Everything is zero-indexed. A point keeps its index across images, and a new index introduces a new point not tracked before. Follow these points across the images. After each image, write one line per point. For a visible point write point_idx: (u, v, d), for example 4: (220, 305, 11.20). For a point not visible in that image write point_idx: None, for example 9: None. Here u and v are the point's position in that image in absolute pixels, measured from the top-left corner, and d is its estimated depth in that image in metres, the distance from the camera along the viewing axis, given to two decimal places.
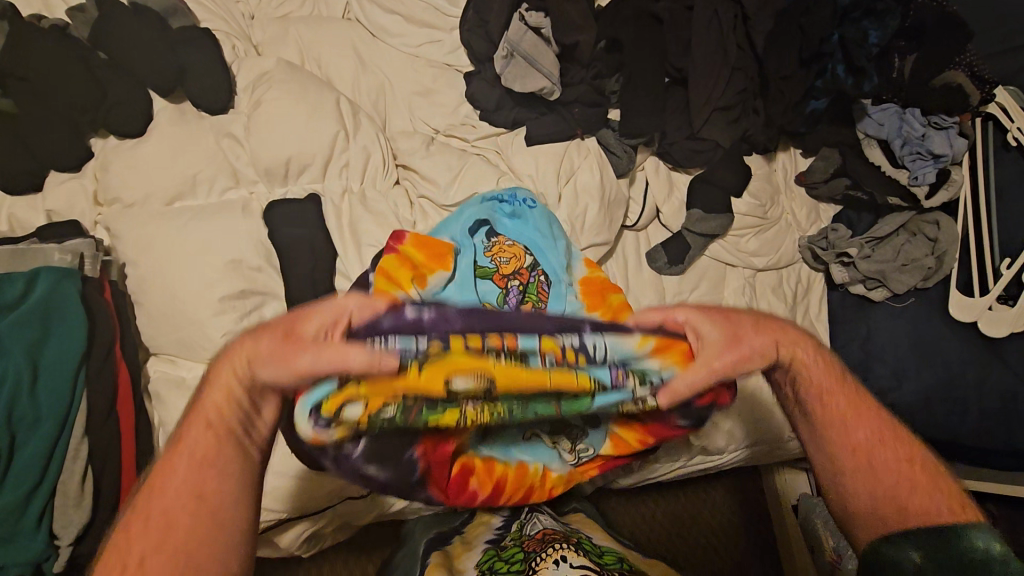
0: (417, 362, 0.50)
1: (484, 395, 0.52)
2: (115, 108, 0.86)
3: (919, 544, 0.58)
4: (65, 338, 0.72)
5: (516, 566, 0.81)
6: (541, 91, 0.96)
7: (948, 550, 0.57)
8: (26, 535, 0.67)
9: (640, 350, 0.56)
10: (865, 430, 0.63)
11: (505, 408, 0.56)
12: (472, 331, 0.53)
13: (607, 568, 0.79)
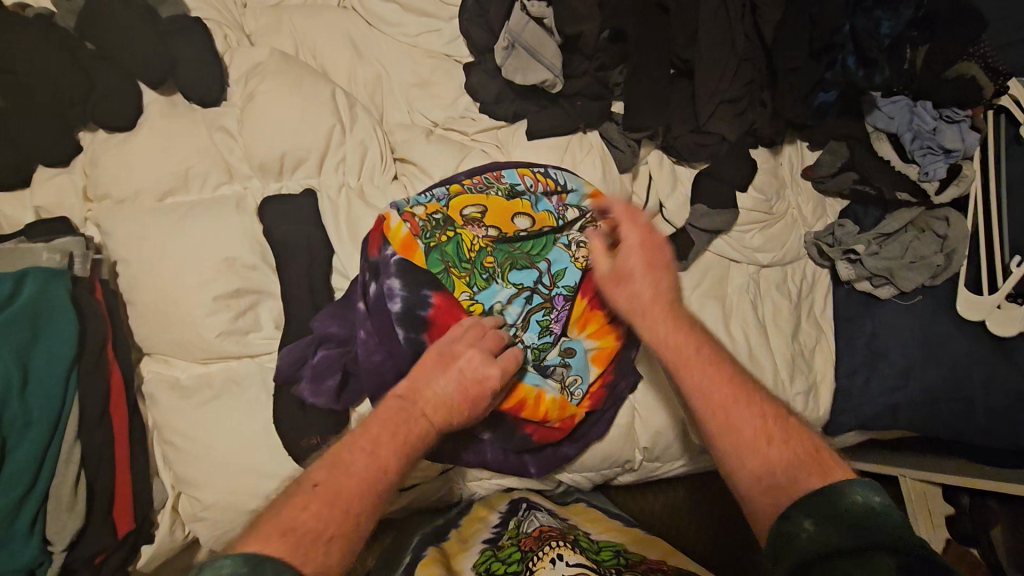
0: (442, 199, 0.85)
1: (483, 222, 0.86)
2: (104, 102, 0.83)
3: (811, 511, 0.52)
4: (55, 340, 0.70)
5: (514, 567, 0.81)
6: (543, 84, 0.93)
7: (835, 512, 0.51)
8: (19, 541, 0.65)
9: (586, 186, 0.89)
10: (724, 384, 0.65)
11: (506, 253, 0.86)
12: (470, 180, 0.87)
13: (603, 566, 0.80)
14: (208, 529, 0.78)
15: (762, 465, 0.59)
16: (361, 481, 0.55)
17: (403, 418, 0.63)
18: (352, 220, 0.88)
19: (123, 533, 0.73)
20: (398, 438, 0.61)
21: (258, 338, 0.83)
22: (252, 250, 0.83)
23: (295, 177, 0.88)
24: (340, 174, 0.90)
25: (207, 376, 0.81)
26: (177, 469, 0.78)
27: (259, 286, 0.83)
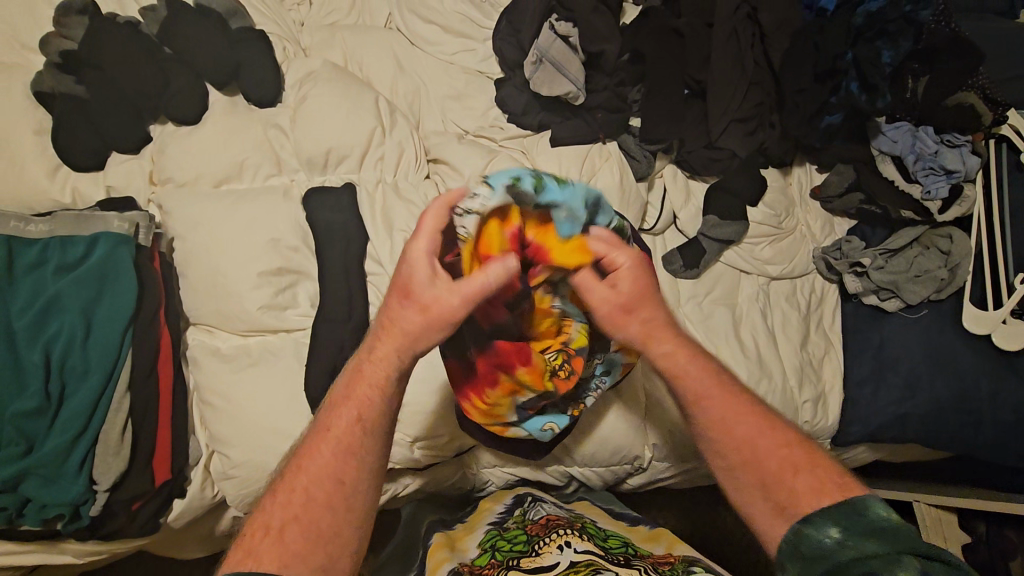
0: None
1: None
2: (176, 96, 0.93)
3: (838, 520, 0.58)
4: (116, 300, 0.77)
5: (518, 546, 0.79)
6: (567, 96, 1.02)
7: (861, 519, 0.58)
8: (69, 477, 0.72)
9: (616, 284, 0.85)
10: (728, 404, 0.68)
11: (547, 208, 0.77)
12: None
13: (610, 553, 0.76)
14: (237, 487, 0.83)
15: (765, 485, 0.64)
16: (331, 466, 0.59)
17: (359, 378, 0.62)
18: (386, 211, 0.95)
19: (159, 482, 0.78)
20: (353, 405, 0.61)
21: (295, 314, 0.88)
22: (295, 233, 0.90)
23: (338, 172, 0.97)
24: (378, 170, 0.98)
25: (245, 346, 0.87)
26: (212, 428, 0.83)
27: (298, 267, 0.90)
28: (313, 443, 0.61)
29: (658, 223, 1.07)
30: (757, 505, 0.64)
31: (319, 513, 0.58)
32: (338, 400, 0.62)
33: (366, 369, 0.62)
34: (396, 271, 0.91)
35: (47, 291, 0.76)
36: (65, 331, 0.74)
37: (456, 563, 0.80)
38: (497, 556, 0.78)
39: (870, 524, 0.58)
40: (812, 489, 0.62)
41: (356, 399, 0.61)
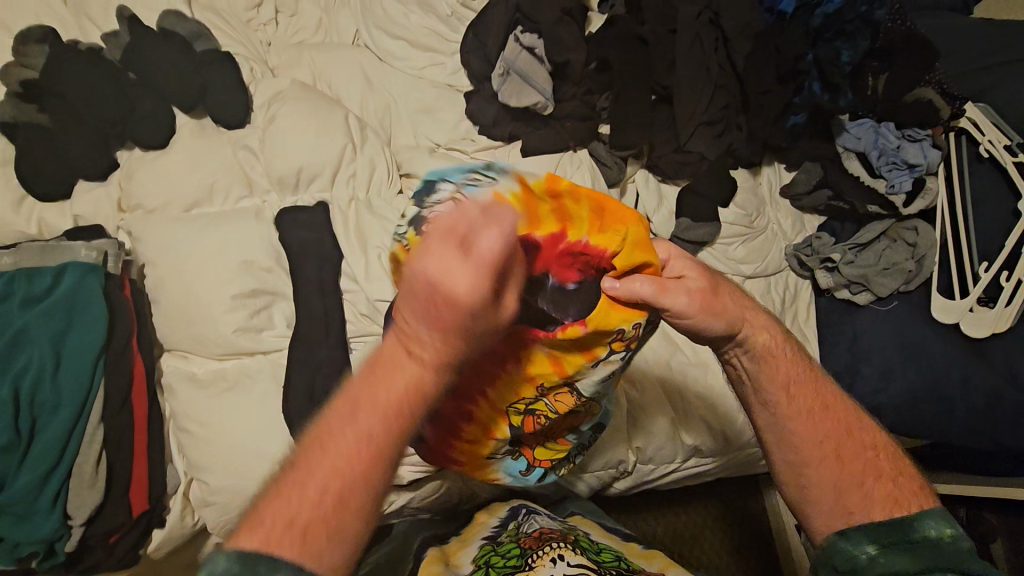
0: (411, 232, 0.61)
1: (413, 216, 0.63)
2: (143, 122, 0.93)
3: (875, 537, 0.60)
4: (85, 331, 0.76)
5: (512, 562, 0.78)
6: (537, 105, 1.03)
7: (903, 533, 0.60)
8: (43, 514, 0.70)
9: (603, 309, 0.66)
10: (809, 408, 0.65)
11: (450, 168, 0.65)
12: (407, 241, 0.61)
13: (604, 567, 0.76)
14: (217, 514, 0.81)
15: (828, 490, 0.63)
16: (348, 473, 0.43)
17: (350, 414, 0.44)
18: (361, 228, 0.96)
19: (136, 513, 0.77)
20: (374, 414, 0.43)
21: (270, 335, 0.88)
22: (268, 254, 0.90)
23: (310, 191, 0.97)
24: (350, 188, 0.98)
25: (221, 370, 0.86)
26: (190, 455, 0.82)
27: (272, 288, 0.89)
28: (310, 454, 0.43)
29: None
30: (819, 508, 0.63)
31: (350, 481, 0.43)
32: (347, 405, 0.44)
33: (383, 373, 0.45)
34: (372, 288, 0.91)
35: (15, 323, 0.74)
36: (34, 363, 0.73)
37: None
38: (491, 573, 0.77)
39: (915, 543, 0.59)
40: (884, 494, 0.62)
41: (361, 411, 0.43)
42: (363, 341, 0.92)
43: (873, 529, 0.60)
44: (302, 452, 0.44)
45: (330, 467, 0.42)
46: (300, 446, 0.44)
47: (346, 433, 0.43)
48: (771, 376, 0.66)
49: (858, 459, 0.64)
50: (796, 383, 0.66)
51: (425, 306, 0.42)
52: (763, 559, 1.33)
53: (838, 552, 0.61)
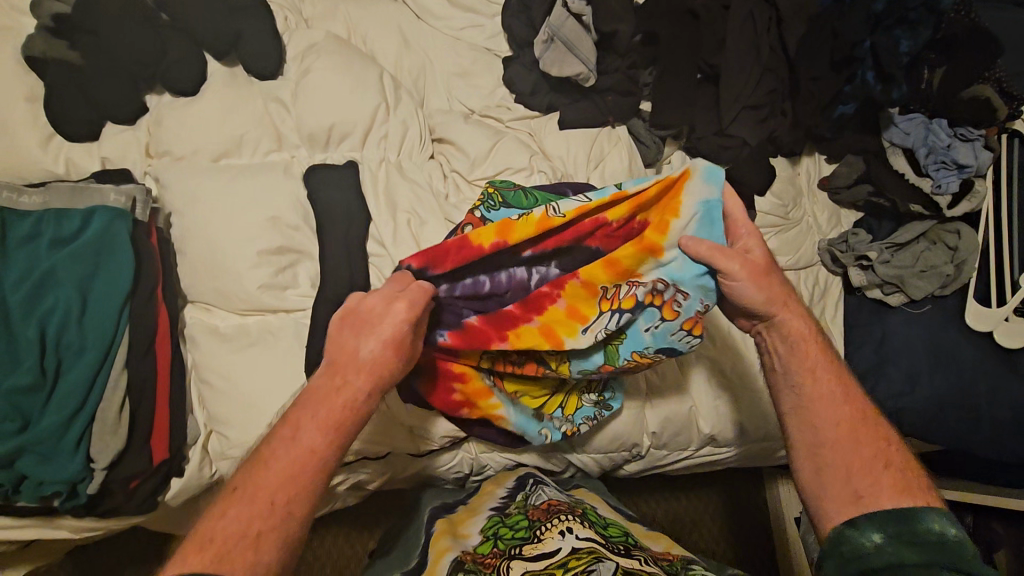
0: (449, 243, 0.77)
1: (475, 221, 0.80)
2: (173, 66, 0.90)
3: (883, 527, 0.60)
4: (113, 276, 0.76)
5: (521, 534, 0.78)
6: (578, 77, 0.99)
7: (912, 531, 0.59)
8: (65, 455, 0.71)
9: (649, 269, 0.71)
10: (832, 390, 0.68)
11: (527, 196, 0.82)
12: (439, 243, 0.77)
13: (612, 542, 0.75)
14: (233, 468, 0.82)
15: (838, 474, 0.64)
16: (297, 471, 0.58)
17: (315, 412, 0.61)
18: (390, 191, 0.93)
19: (157, 461, 0.77)
20: (326, 418, 0.61)
21: (295, 294, 0.87)
22: (296, 212, 0.88)
23: (341, 149, 0.94)
24: (381, 149, 0.96)
25: (244, 326, 0.85)
26: (210, 409, 0.82)
27: (299, 246, 0.88)
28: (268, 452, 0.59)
29: None
30: (831, 492, 0.64)
31: (275, 521, 0.56)
32: (298, 421, 0.61)
33: (342, 386, 0.63)
34: (399, 253, 0.90)
35: (42, 265, 0.74)
36: (60, 305, 0.73)
37: (458, 552, 0.78)
38: (500, 545, 0.78)
39: (918, 535, 0.59)
40: (893, 487, 0.63)
41: (291, 423, 0.61)
42: None
43: (881, 518, 0.61)
44: (265, 444, 0.60)
45: (255, 498, 0.56)
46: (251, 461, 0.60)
47: (285, 441, 0.60)
48: (796, 353, 0.69)
49: (872, 448, 0.65)
50: (819, 359, 0.69)
51: (337, 366, 0.64)
52: (760, 549, 1.34)
53: (846, 539, 0.61)
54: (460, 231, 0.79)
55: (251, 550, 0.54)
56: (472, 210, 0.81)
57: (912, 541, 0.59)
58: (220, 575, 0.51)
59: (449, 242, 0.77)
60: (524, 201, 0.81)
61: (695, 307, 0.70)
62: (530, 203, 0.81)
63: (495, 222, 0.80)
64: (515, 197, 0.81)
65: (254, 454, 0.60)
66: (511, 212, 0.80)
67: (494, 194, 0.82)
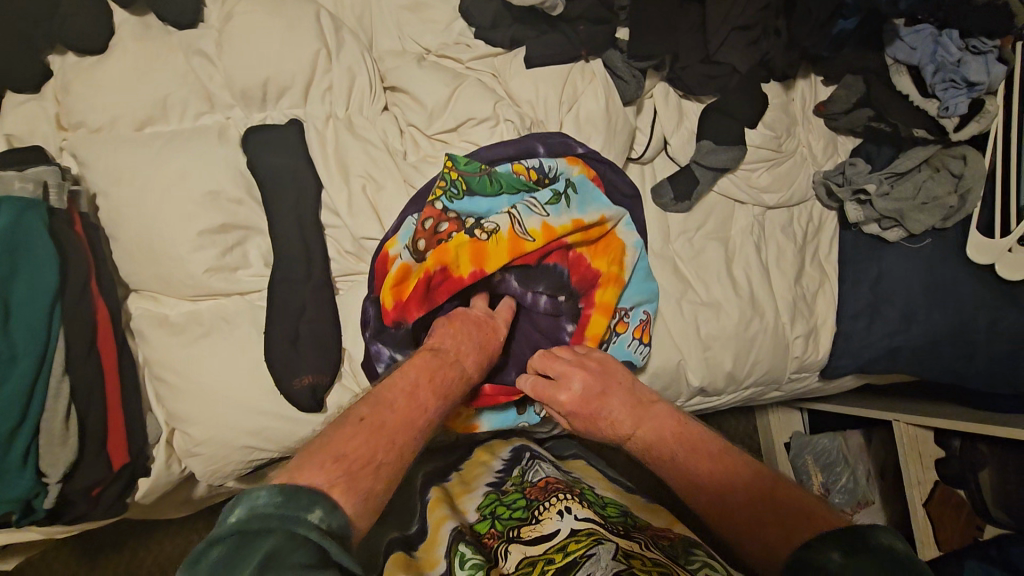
0: (412, 249, 0.76)
1: (440, 210, 0.77)
2: (72, 20, 0.78)
3: (840, 544, 0.49)
4: (35, 275, 0.68)
5: (518, 513, 0.76)
6: (543, 5, 0.87)
7: (857, 539, 0.48)
8: (14, 472, 0.66)
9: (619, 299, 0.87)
10: (694, 451, 0.68)
11: (491, 181, 0.80)
12: (399, 250, 0.77)
13: (611, 522, 0.73)
14: (203, 463, 0.78)
15: (743, 521, 0.59)
16: (410, 423, 0.61)
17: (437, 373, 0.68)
18: (341, 152, 0.84)
19: (118, 466, 0.74)
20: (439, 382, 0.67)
21: (247, 275, 0.80)
22: (237, 183, 0.79)
23: (280, 107, 0.83)
24: (326, 104, 0.85)
25: (196, 313, 0.79)
26: (169, 405, 0.77)
27: (245, 222, 0.80)
28: (376, 409, 0.60)
29: (647, 151, 0.98)
30: (750, 535, 0.57)
31: (375, 474, 0.54)
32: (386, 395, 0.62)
33: (451, 360, 0.70)
34: (356, 223, 0.82)
35: None
36: None
37: (457, 523, 0.77)
38: (497, 524, 0.76)
39: (873, 546, 0.47)
40: (802, 520, 0.55)
41: (391, 393, 0.63)
42: (350, 280, 0.84)
43: (831, 537, 0.50)
44: (360, 407, 0.60)
45: (363, 436, 0.56)
46: (344, 416, 0.59)
47: (385, 401, 0.61)
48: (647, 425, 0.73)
49: (763, 495, 0.60)
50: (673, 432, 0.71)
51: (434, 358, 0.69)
52: None
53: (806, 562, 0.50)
54: (421, 230, 0.76)
55: (361, 472, 0.52)
56: (433, 202, 0.77)
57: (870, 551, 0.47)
58: (349, 488, 0.50)
59: (410, 248, 0.76)
60: (489, 186, 0.80)
61: (640, 315, 0.88)
62: (494, 189, 0.80)
63: (458, 211, 0.78)
64: (479, 182, 0.79)
65: (366, 398, 0.62)
66: (478, 203, 0.79)
67: (457, 177, 0.78)
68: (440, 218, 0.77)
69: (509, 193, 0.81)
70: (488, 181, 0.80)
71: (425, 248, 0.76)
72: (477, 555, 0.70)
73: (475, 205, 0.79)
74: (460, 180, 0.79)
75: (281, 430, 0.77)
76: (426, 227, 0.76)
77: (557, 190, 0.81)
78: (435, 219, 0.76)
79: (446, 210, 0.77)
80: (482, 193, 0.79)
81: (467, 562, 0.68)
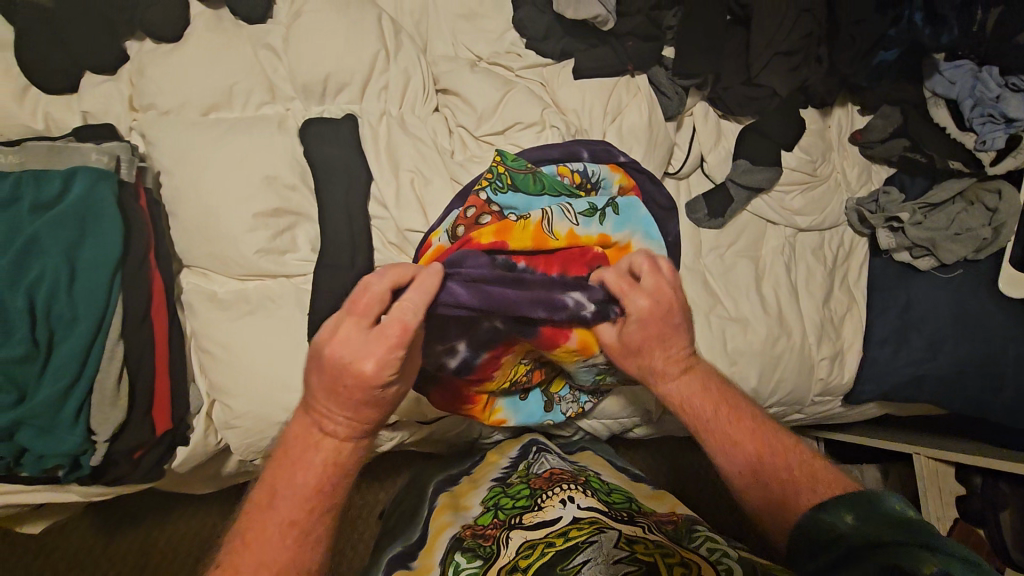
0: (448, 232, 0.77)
1: (482, 198, 0.78)
2: (152, 9, 0.83)
3: (851, 507, 0.56)
4: (100, 244, 0.71)
5: (521, 502, 0.77)
6: (595, 20, 0.90)
7: (868, 506, 0.55)
8: (65, 429, 0.70)
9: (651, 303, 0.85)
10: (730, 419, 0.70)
11: (535, 181, 0.81)
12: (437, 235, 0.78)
13: (614, 509, 0.74)
14: (239, 437, 0.81)
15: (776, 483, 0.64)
16: (285, 557, 0.54)
17: (312, 458, 0.57)
18: (392, 148, 0.87)
19: (160, 432, 0.77)
20: (299, 496, 0.55)
21: (294, 259, 0.83)
22: (293, 170, 0.83)
23: (338, 102, 0.87)
24: (382, 102, 0.89)
25: (243, 292, 0.82)
26: (212, 377, 0.80)
27: (297, 208, 0.83)
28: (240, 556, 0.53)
29: (684, 166, 1.00)
30: (778, 495, 0.64)
31: None
32: (257, 524, 0.55)
33: (315, 445, 0.57)
34: (403, 216, 0.85)
35: (25, 231, 0.69)
36: (46, 274, 0.69)
37: (457, 527, 0.77)
38: (500, 514, 0.76)
39: (878, 512, 0.54)
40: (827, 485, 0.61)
41: (262, 522, 0.55)
42: None
43: (848, 502, 0.57)
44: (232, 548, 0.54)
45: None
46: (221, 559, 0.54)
47: (257, 534, 0.54)
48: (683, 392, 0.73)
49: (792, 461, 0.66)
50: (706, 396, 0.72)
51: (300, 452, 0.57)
52: None
53: (818, 524, 0.57)
54: (462, 217, 0.77)
55: None
56: (477, 192, 0.78)
57: (875, 515, 0.54)
58: None
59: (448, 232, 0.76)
60: (532, 185, 0.80)
61: None
62: (536, 189, 0.80)
63: (502, 205, 0.78)
64: (523, 179, 0.80)
65: (240, 530, 0.55)
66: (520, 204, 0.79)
67: (503, 173, 0.79)
68: (480, 209, 0.77)
69: (551, 195, 0.80)
70: (532, 182, 0.80)
71: (463, 234, 0.76)
72: (472, 564, 0.69)
73: (516, 202, 0.79)
74: (506, 175, 0.79)
75: None
76: (467, 214, 0.77)
77: (594, 204, 0.80)
78: (476, 209, 0.78)
79: (489, 202, 0.78)
80: (523, 192, 0.79)
81: (462, 572, 0.68)
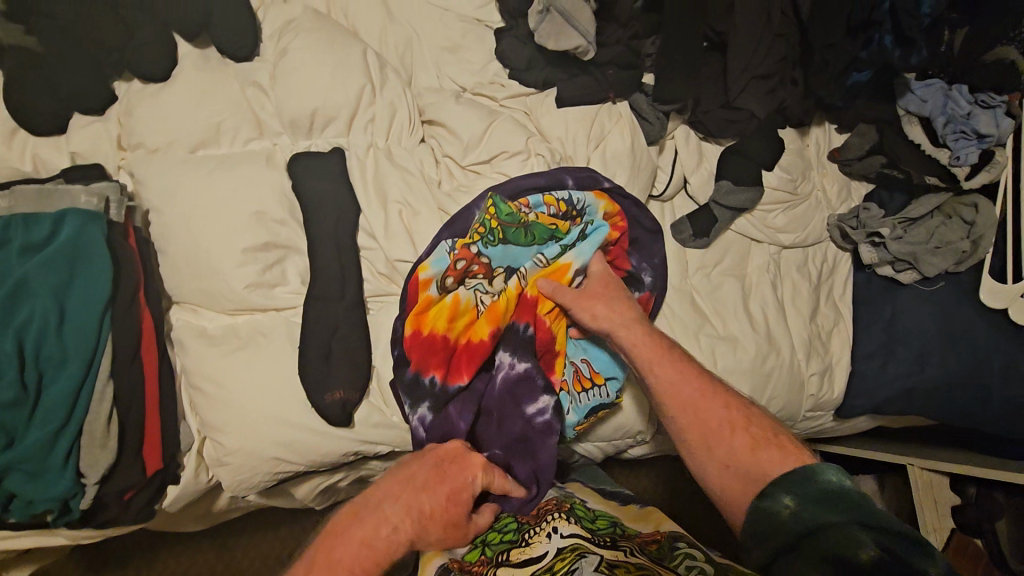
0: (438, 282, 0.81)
1: (472, 246, 0.82)
2: (140, 51, 0.84)
3: (793, 490, 0.61)
4: (90, 283, 0.72)
5: (508, 537, 0.76)
6: (576, 50, 0.92)
7: (814, 489, 0.60)
8: (56, 471, 0.69)
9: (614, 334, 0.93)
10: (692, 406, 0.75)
11: (522, 233, 0.84)
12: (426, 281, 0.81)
13: (598, 534, 0.73)
14: (230, 473, 0.80)
15: (734, 466, 0.68)
16: None
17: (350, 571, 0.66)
18: (379, 179, 0.88)
19: (151, 471, 0.76)
20: None
21: (284, 292, 0.83)
22: (281, 204, 0.84)
23: (325, 136, 0.88)
24: (368, 134, 0.90)
25: (233, 327, 0.82)
26: (203, 414, 0.79)
27: (286, 242, 0.83)
28: None
29: (667, 188, 1.02)
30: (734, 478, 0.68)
31: None
32: None
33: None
34: (392, 247, 0.86)
35: (15, 273, 0.70)
36: (35, 316, 0.69)
37: (445, 559, 0.76)
38: (487, 550, 0.75)
39: (820, 492, 0.59)
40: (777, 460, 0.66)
41: None
42: (380, 301, 0.88)
43: (795, 485, 0.61)
44: None
45: None
46: None
47: None
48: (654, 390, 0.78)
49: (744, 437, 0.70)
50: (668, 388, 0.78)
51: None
52: None
53: (765, 511, 0.61)
54: (452, 269, 0.81)
55: None
56: (469, 244, 0.82)
57: (819, 498, 0.59)
58: None
59: (437, 286, 0.81)
60: (524, 237, 0.84)
61: None
62: (528, 241, 0.84)
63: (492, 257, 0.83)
64: (515, 233, 0.83)
65: None
66: (507, 257, 0.84)
67: (495, 224, 0.82)
68: (468, 261, 0.82)
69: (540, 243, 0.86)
70: (520, 234, 0.83)
71: (453, 285, 0.82)
72: None
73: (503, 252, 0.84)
74: (493, 226, 0.82)
75: (308, 443, 0.79)
76: (458, 267, 0.82)
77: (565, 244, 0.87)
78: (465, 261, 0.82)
79: (478, 254, 0.82)
80: (510, 245, 0.84)
81: None
